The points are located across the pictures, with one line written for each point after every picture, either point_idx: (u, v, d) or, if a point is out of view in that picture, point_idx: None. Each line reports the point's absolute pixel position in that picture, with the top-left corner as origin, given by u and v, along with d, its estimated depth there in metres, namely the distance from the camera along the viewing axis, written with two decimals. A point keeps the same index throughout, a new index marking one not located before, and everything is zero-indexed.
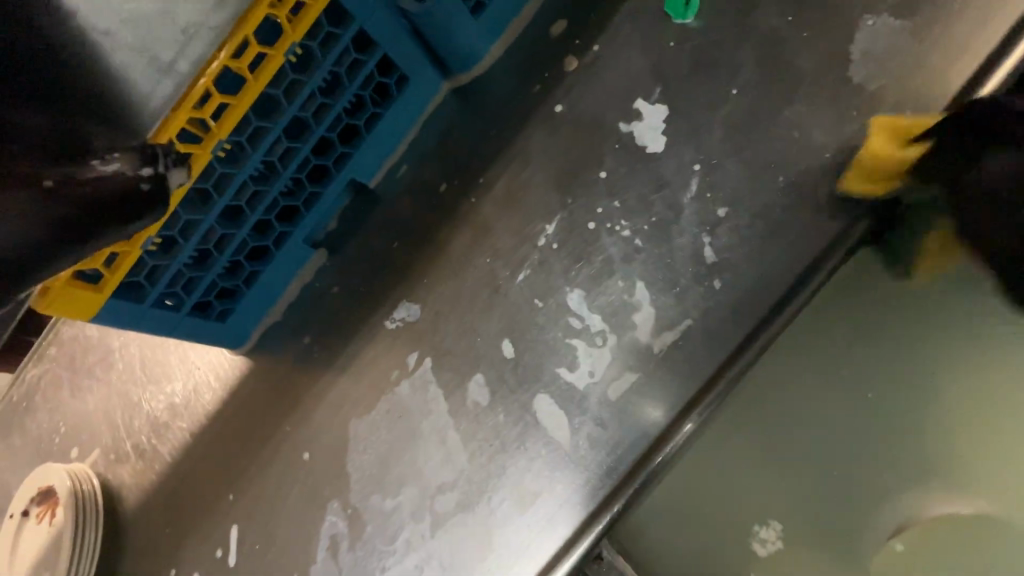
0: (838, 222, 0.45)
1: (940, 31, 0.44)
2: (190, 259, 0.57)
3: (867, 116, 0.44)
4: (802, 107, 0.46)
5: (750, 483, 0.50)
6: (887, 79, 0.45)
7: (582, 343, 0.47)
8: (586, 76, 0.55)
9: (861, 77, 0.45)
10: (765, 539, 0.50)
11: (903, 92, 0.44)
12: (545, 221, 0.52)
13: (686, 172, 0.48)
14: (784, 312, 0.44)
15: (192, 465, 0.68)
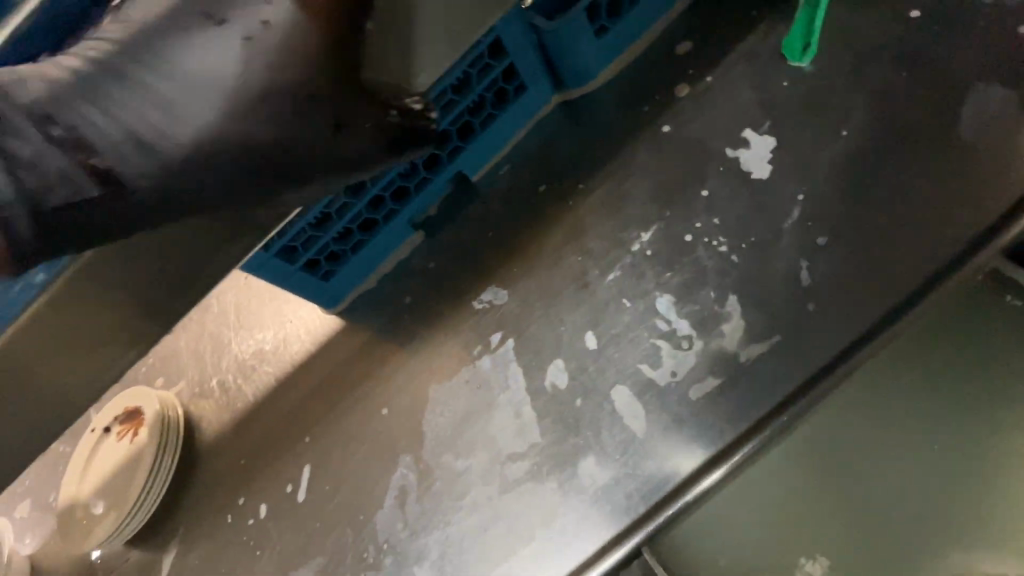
0: (939, 264, 0.46)
1: None
2: (314, 222, 0.64)
3: (977, 172, 0.46)
4: (910, 155, 0.49)
5: (795, 514, 0.53)
6: (1000, 138, 0.47)
7: (667, 344, 0.50)
8: (699, 104, 0.59)
9: (975, 133, 0.47)
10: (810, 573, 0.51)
11: (1018, 151, 0.46)
12: (642, 228, 0.56)
13: (787, 201, 0.51)
14: (877, 337, 0.45)
15: (274, 408, 0.75)
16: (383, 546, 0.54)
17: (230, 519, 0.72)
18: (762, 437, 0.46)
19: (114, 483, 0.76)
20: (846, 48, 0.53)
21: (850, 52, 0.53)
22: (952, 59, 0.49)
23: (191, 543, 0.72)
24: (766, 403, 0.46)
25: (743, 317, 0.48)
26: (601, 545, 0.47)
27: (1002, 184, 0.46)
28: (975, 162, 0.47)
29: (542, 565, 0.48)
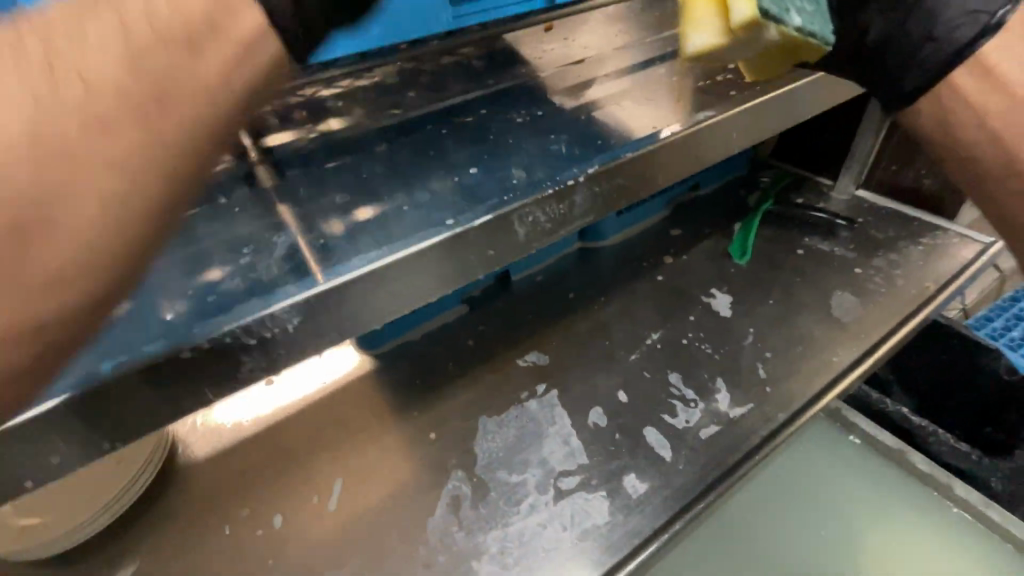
0: (840, 372, 0.74)
1: (875, 303, 0.84)
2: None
3: (846, 328, 0.80)
4: (807, 316, 0.83)
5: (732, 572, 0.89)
6: (851, 314, 0.83)
7: (680, 402, 0.71)
8: (679, 269, 0.94)
9: (839, 311, 0.83)
10: None
11: (862, 322, 0.81)
12: (652, 331, 0.82)
13: (743, 330, 0.81)
14: (813, 405, 0.71)
15: (294, 428, 0.74)
16: (437, 546, 0.59)
17: (224, 532, 0.63)
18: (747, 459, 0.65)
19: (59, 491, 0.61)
20: (760, 262, 0.94)
21: (764, 263, 0.93)
22: (817, 276, 0.89)
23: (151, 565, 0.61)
24: (752, 439, 0.66)
25: (726, 389, 0.72)
26: (652, 532, 0.58)
27: (862, 337, 0.79)
28: (844, 325, 0.81)
29: (596, 555, 0.57)
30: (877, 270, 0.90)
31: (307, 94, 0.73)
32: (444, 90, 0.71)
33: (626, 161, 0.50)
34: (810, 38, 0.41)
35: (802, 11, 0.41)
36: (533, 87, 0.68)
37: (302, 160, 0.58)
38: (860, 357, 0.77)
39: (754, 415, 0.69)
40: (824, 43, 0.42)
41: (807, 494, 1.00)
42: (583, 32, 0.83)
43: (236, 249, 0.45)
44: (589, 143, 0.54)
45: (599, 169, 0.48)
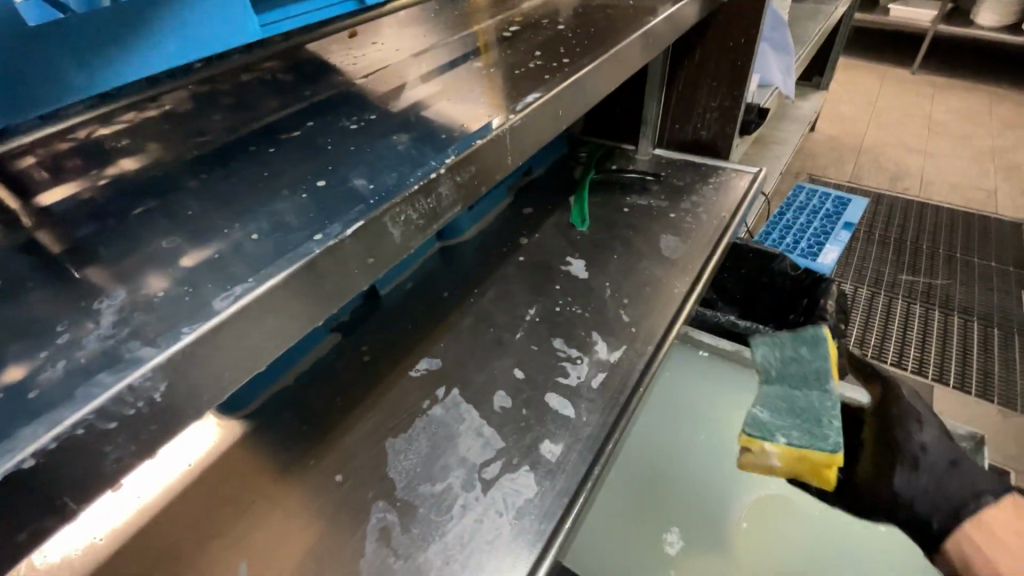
0: (683, 299, 0.88)
1: (690, 240, 1.01)
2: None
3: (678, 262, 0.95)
4: (647, 261, 0.96)
5: (649, 508, 0.93)
6: (679, 250, 0.98)
7: (569, 363, 0.76)
8: (535, 247, 1.01)
9: (667, 252, 0.98)
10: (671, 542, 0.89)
11: (686, 255, 0.97)
12: (528, 308, 0.87)
13: (602, 286, 0.91)
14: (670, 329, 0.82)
15: (169, 530, 0.62)
16: None
17: None
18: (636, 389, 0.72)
19: None
20: (598, 225, 1.05)
21: (603, 226, 1.04)
22: (645, 227, 1.04)
23: None
24: (634, 374, 0.75)
25: (601, 338, 0.80)
26: (578, 485, 0.62)
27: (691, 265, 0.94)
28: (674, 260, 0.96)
29: (537, 526, 0.59)
30: (686, 211, 1.07)
31: (78, 137, 0.60)
32: (256, 109, 0.65)
33: (477, 148, 0.52)
34: (797, 448, 0.84)
35: (787, 435, 0.85)
36: (356, 93, 0.66)
37: (96, 212, 0.48)
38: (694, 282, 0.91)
39: (632, 354, 0.78)
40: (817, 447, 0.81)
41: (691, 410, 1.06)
42: (390, 35, 0.82)
43: (34, 333, 0.36)
44: (432, 138, 0.55)
45: (455, 160, 0.49)
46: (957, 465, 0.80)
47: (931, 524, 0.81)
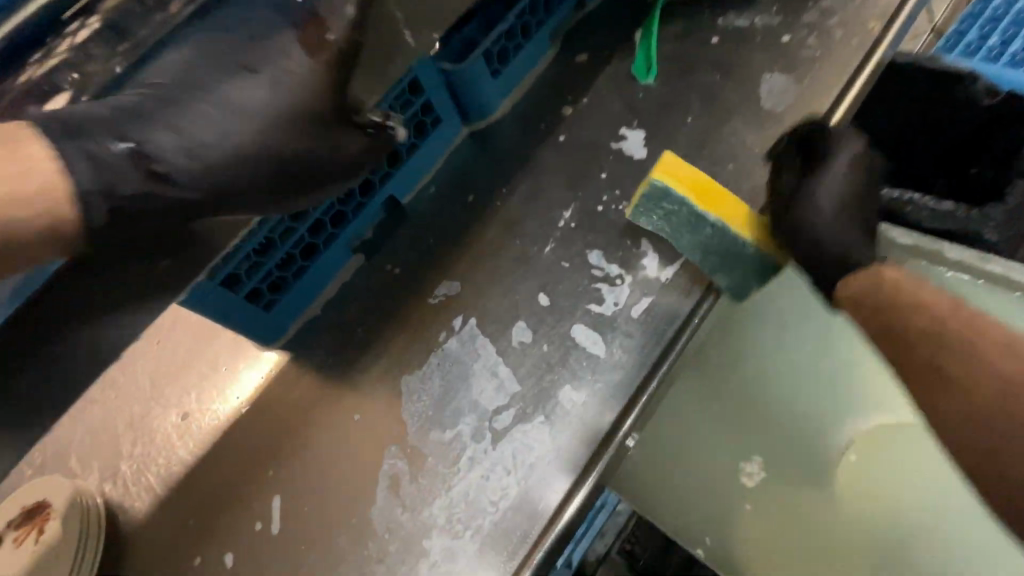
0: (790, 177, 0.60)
1: (810, 82, 0.69)
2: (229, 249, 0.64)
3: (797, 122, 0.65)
4: (733, 126, 0.69)
5: (729, 438, 0.71)
6: (785, 104, 0.69)
7: (605, 284, 0.60)
8: (581, 117, 0.77)
9: (769, 106, 0.69)
10: (751, 473, 0.70)
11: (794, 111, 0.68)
12: (563, 208, 0.68)
13: (663, 171, 0.68)
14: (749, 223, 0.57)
15: (227, 458, 0.70)
16: (386, 536, 0.54)
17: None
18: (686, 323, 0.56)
19: None
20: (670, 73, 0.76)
21: (678, 70, 0.74)
22: (740, 64, 0.72)
23: None
24: (689, 302, 0.58)
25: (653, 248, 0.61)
26: (598, 445, 0.52)
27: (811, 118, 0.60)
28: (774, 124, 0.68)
29: (545, 491, 0.52)
30: (811, 30, 0.72)
31: None
32: None
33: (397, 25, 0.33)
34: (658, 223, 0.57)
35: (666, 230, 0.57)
36: None
37: None
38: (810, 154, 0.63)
39: (691, 272, 0.59)
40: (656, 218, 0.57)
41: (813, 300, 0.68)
42: None
43: None
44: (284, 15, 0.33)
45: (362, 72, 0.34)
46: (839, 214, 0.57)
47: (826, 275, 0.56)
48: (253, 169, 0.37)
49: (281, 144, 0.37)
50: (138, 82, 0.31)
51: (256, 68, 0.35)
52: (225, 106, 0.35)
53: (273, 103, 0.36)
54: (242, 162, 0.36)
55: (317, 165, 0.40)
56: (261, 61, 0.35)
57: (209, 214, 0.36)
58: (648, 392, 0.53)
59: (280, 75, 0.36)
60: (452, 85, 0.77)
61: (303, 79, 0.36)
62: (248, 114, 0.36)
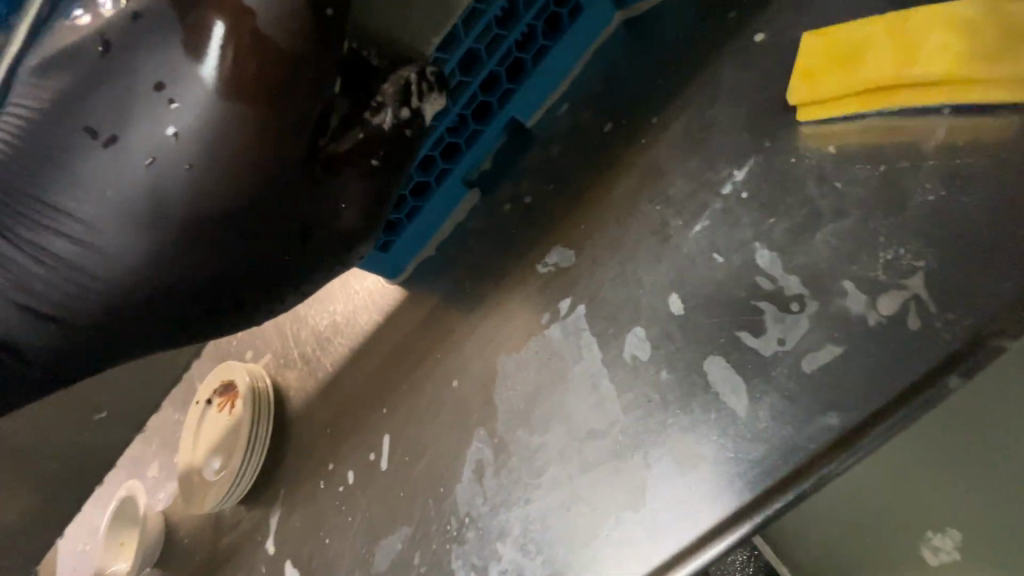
0: None
1: None
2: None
3: None
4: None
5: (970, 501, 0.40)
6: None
7: (772, 307, 0.41)
8: (796, 4, 0.48)
9: None
10: (938, 547, 0.42)
11: None
12: (734, 166, 0.47)
13: (931, 115, 0.39)
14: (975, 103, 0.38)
15: (354, 383, 0.75)
16: (464, 520, 0.54)
17: (322, 486, 0.72)
18: (885, 424, 0.35)
19: (219, 448, 0.84)
20: None
21: None
22: None
23: (289, 506, 0.77)
24: (912, 372, 0.35)
25: (870, 266, 0.38)
26: (705, 533, 0.40)
27: None
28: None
29: (630, 550, 0.44)
30: None
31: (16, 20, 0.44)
32: None
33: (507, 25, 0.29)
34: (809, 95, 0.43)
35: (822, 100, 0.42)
36: None
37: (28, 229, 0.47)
38: None
39: (926, 320, 0.36)
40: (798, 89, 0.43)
41: None
42: None
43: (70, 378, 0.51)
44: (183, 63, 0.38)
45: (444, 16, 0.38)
46: None
47: None
48: (212, 250, 0.43)
49: (221, 214, 0.41)
50: (76, 145, 0.42)
51: (120, 136, 0.40)
52: (143, 174, 0.41)
53: (191, 161, 0.40)
54: (191, 219, 0.41)
55: (266, 219, 0.42)
56: (152, 126, 0.40)
57: (229, 306, 0.46)
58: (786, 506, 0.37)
59: (160, 145, 0.40)
60: None
61: (204, 139, 0.39)
62: (168, 180, 0.40)
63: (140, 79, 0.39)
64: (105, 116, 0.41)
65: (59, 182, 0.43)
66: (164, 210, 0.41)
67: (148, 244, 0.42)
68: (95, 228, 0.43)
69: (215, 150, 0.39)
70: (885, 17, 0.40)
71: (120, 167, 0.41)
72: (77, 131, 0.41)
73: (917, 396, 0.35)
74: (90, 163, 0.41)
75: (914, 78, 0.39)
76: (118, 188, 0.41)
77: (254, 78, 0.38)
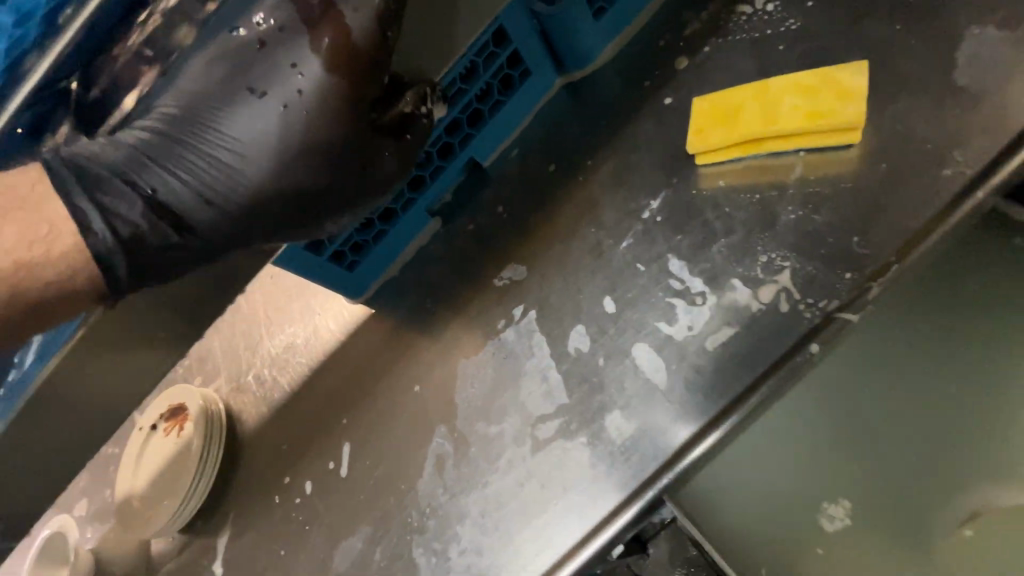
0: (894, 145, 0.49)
1: None
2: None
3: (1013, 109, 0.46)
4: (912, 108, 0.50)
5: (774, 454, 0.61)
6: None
7: (682, 301, 0.52)
8: (695, 77, 0.63)
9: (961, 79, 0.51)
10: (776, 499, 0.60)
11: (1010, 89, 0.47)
12: (651, 197, 0.59)
13: (788, 158, 0.53)
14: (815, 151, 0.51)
15: (314, 398, 0.78)
16: (425, 511, 0.58)
17: (277, 500, 0.73)
18: (766, 385, 0.46)
19: (165, 473, 0.83)
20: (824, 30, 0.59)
21: (841, 17, 0.56)
22: (938, 9, 0.52)
23: (240, 527, 0.76)
24: (784, 345, 0.46)
25: (751, 267, 0.50)
26: (638, 488, 0.48)
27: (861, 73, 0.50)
28: (980, 99, 0.47)
29: (577, 513, 0.50)
30: None
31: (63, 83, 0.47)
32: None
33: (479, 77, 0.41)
34: (702, 146, 0.56)
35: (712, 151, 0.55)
36: None
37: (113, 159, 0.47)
38: (997, 155, 0.45)
39: (793, 305, 0.47)
40: (693, 142, 0.56)
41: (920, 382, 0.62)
42: None
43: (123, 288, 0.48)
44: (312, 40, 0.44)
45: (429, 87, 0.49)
46: (954, 142, 0.47)
47: (917, 155, 0.48)
48: (325, 180, 0.49)
49: (328, 161, 0.48)
50: (214, 92, 0.47)
51: (271, 92, 0.46)
52: (276, 122, 0.47)
53: (312, 117, 0.46)
54: (307, 159, 0.48)
55: (350, 172, 0.49)
56: (286, 86, 0.46)
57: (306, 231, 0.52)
58: (698, 456, 0.47)
59: (294, 101, 0.46)
60: (546, 32, 0.67)
61: (320, 101, 0.46)
62: (296, 128, 0.47)
63: (279, 50, 0.45)
64: (248, 74, 0.46)
65: (208, 127, 0.48)
66: (288, 151, 0.48)
67: (272, 173, 0.48)
68: (233, 161, 0.48)
69: (331, 109, 0.46)
70: (750, 86, 0.54)
71: (259, 116, 0.47)
72: (228, 87, 0.47)
73: (786, 360, 0.46)
74: (239, 114, 0.47)
75: (773, 133, 0.52)
76: (255, 131, 0.47)
77: (344, 63, 0.44)
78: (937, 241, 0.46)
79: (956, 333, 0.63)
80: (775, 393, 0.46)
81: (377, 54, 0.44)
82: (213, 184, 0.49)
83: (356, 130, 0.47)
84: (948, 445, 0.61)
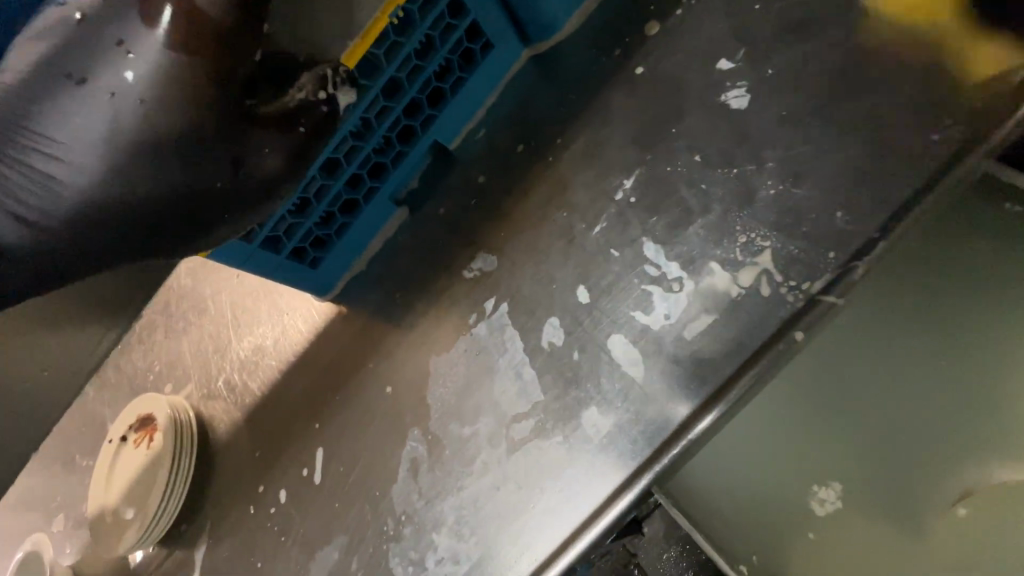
0: (880, 111, 0.45)
1: None
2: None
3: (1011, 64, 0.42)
4: None
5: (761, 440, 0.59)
6: None
7: (658, 288, 0.48)
8: (668, 40, 0.57)
9: None
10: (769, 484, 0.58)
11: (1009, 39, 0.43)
12: (623, 176, 0.55)
13: (768, 128, 0.49)
14: (796, 121, 0.48)
15: (285, 402, 0.75)
16: (400, 518, 0.56)
17: (253, 510, 0.70)
18: (750, 374, 0.43)
19: (139, 485, 0.80)
20: None
21: None
22: None
23: (217, 538, 0.74)
24: (766, 333, 0.43)
25: (729, 249, 0.46)
26: (620, 487, 0.46)
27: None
28: (981, 52, 0.43)
29: (556, 515, 0.48)
30: None
31: None
32: None
33: None
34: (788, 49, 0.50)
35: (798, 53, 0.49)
36: None
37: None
38: (991, 115, 0.42)
39: (774, 287, 0.44)
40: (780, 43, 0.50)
41: (914, 362, 0.60)
42: None
43: None
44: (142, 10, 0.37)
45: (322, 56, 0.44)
46: (944, 104, 0.43)
47: (904, 120, 0.44)
48: (179, 179, 0.42)
49: (177, 162, 0.41)
50: (28, 79, 0.40)
51: (94, 79, 0.39)
52: (99, 116, 0.40)
53: (148, 107, 0.39)
54: (149, 159, 0.41)
55: (211, 172, 0.42)
56: (105, 72, 0.39)
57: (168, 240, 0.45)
58: (680, 453, 0.44)
59: (117, 88, 0.39)
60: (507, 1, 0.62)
61: (150, 91, 0.39)
62: (127, 122, 0.40)
63: (104, 29, 0.39)
64: (70, 58, 0.39)
65: (29, 121, 0.41)
66: (118, 150, 0.40)
67: (105, 176, 0.41)
68: (64, 162, 0.41)
69: (169, 98, 0.39)
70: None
71: (83, 109, 0.40)
72: (49, 76, 0.40)
73: (770, 346, 0.43)
74: (64, 107, 0.40)
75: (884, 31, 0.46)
76: (80, 127, 0.40)
77: (199, 43, 0.38)
78: (925, 213, 0.43)
79: (951, 314, 0.60)
80: (758, 385, 0.43)
81: (234, 28, 0.39)
82: (45, 188, 0.42)
83: (213, 122, 0.41)
84: (934, 412, 0.60)
